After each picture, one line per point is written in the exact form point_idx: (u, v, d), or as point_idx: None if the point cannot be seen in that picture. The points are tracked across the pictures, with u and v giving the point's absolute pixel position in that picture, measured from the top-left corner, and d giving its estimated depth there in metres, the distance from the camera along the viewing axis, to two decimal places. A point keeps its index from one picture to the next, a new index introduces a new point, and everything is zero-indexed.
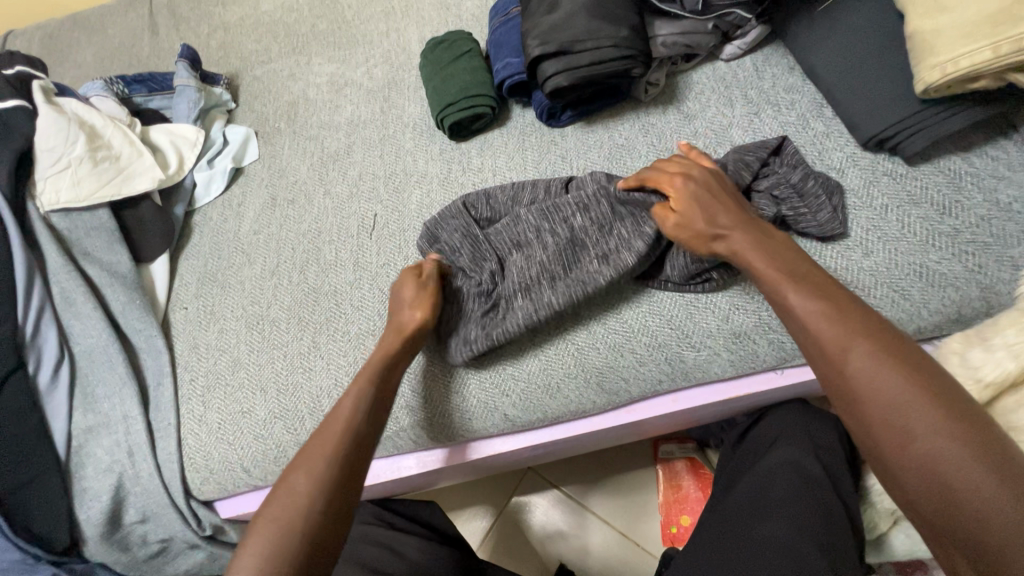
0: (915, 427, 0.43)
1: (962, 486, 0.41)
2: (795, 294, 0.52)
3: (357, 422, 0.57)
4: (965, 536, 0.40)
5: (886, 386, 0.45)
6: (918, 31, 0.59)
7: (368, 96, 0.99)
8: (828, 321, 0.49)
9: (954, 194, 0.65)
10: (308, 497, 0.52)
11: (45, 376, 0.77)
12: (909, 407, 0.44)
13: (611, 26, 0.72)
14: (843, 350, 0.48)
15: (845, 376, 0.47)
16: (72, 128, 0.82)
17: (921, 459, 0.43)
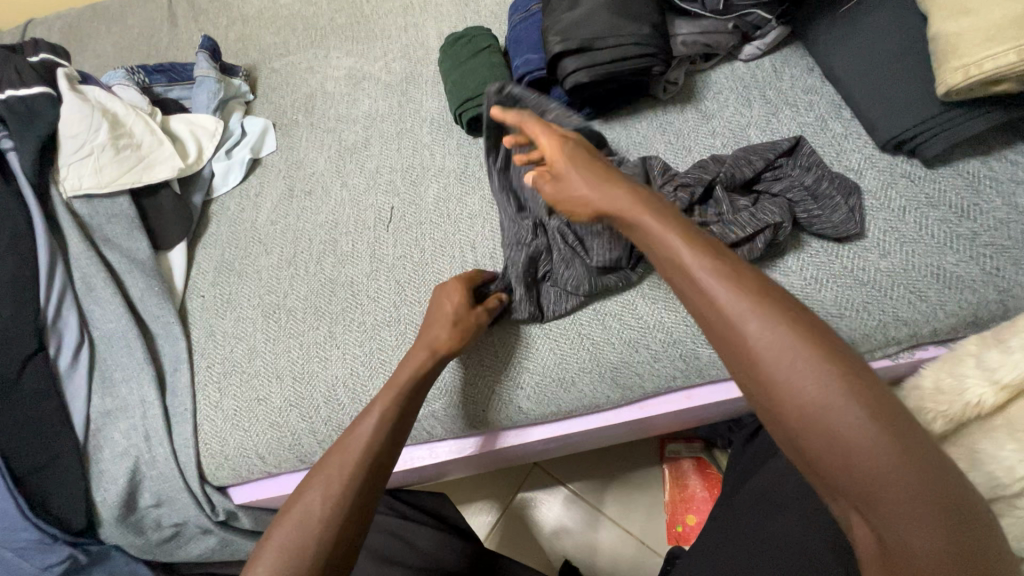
0: (784, 369, 0.41)
1: (837, 429, 0.39)
2: (694, 255, 0.48)
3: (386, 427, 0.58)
4: (840, 477, 0.39)
5: (781, 348, 0.41)
6: (942, 33, 0.59)
7: (386, 90, 0.99)
8: (718, 285, 0.45)
9: (972, 197, 0.65)
10: (319, 521, 0.51)
11: (65, 359, 0.78)
12: (804, 365, 0.41)
13: (633, 23, 0.73)
14: (715, 296, 0.45)
15: (747, 344, 0.43)
16: (95, 116, 0.83)
17: (816, 421, 0.39)
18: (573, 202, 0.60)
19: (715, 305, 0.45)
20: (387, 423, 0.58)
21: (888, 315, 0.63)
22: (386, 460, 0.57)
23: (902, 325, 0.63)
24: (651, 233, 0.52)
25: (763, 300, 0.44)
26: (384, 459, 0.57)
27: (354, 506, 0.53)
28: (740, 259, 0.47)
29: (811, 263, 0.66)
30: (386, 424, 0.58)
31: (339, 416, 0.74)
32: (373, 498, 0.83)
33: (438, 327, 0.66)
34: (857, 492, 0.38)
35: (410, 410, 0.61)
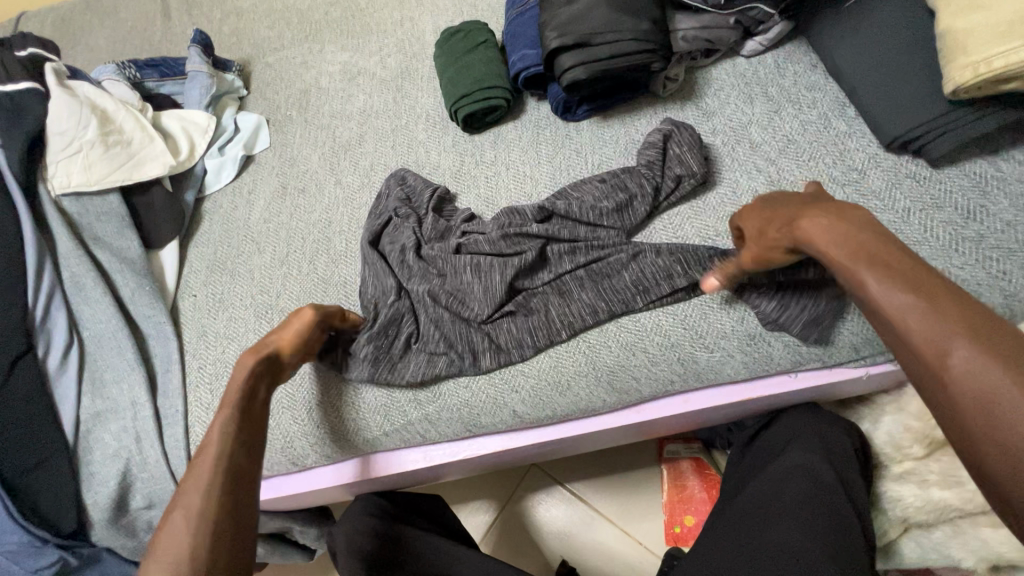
0: (929, 326, 0.41)
1: (978, 379, 0.38)
2: (855, 255, 0.46)
3: (235, 427, 0.57)
4: (987, 423, 0.38)
5: (951, 350, 0.40)
6: (950, 29, 0.57)
7: (381, 85, 0.97)
8: (885, 286, 0.44)
9: (979, 199, 0.63)
10: (186, 524, 0.50)
11: (55, 360, 0.77)
12: (979, 365, 0.39)
13: (632, 19, 0.71)
14: (854, 257, 0.46)
15: (915, 341, 0.42)
16: (84, 112, 0.82)
17: (993, 418, 0.37)
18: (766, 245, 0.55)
19: (875, 298, 0.44)
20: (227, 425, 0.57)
21: None
22: (241, 455, 0.56)
23: None
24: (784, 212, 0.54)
25: (906, 267, 0.44)
26: (237, 452, 0.56)
27: (214, 506, 0.51)
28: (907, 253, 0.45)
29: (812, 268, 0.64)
30: (233, 424, 0.57)
31: (330, 418, 0.73)
32: (365, 501, 0.82)
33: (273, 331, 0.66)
34: (987, 424, 0.38)
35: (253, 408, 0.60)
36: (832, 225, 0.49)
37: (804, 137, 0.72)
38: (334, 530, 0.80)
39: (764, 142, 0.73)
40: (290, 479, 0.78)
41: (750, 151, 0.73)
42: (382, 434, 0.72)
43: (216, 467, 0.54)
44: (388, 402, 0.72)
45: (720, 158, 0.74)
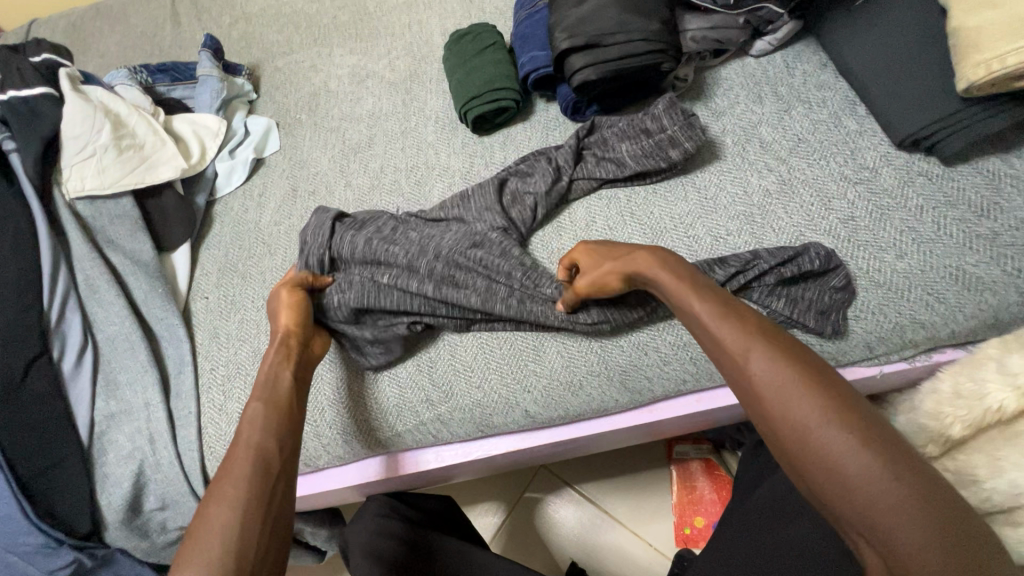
0: (812, 427, 0.42)
1: (855, 478, 0.40)
2: (753, 345, 0.47)
3: (274, 426, 0.58)
4: (862, 524, 0.40)
5: (823, 435, 0.42)
6: (963, 26, 0.57)
7: (390, 88, 0.98)
8: (769, 370, 0.46)
9: (992, 196, 0.63)
10: (231, 523, 0.49)
11: (70, 362, 0.77)
12: (847, 449, 0.41)
13: (642, 19, 0.71)
14: (750, 352, 0.47)
15: (799, 427, 0.43)
16: (98, 116, 0.82)
17: (861, 499, 0.40)
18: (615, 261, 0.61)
19: (761, 382, 0.46)
20: (260, 423, 0.58)
21: (905, 317, 0.61)
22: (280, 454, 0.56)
23: (919, 327, 0.61)
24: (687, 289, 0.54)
25: (792, 356, 0.46)
26: (276, 454, 0.56)
27: (255, 507, 0.51)
28: (783, 335, 0.48)
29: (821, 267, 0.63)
30: (263, 424, 0.58)
31: (344, 419, 0.73)
32: (377, 502, 0.82)
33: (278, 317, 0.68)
34: (865, 526, 0.40)
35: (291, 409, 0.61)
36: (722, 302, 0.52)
37: (814, 136, 0.72)
38: (347, 530, 0.81)
39: (774, 141, 0.73)
40: (302, 480, 0.78)
41: (760, 150, 0.73)
42: (394, 434, 0.72)
43: (258, 474, 0.53)
44: (402, 403, 0.72)
45: (728, 157, 0.74)
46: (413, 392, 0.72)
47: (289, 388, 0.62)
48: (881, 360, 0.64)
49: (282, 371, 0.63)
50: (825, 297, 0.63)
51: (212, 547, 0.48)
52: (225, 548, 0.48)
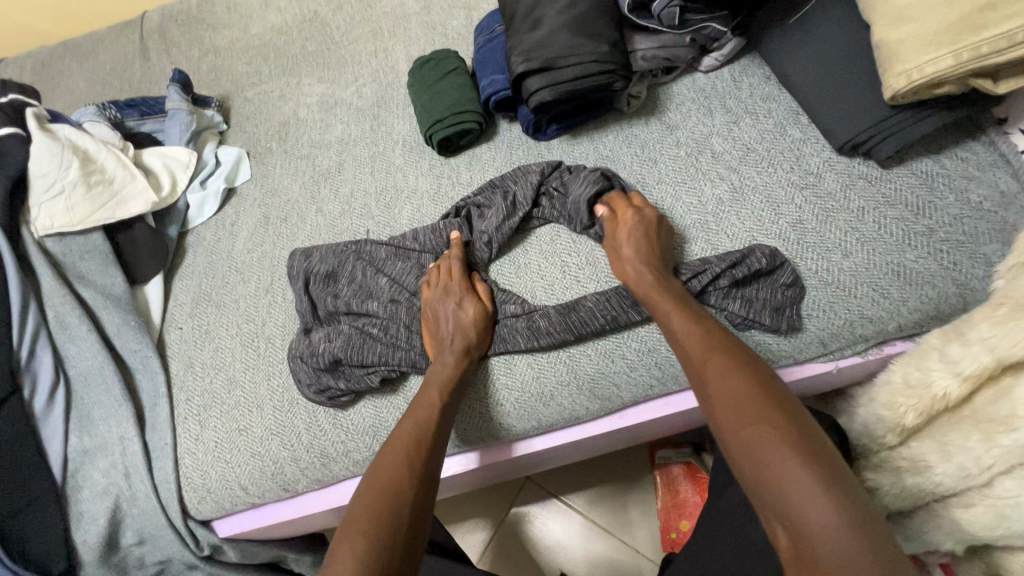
0: (743, 420, 0.48)
1: (769, 462, 0.45)
2: (712, 354, 0.55)
3: (418, 416, 0.64)
4: (779, 507, 0.44)
5: (748, 424, 0.48)
6: (885, 40, 0.61)
7: (358, 114, 1.01)
8: (720, 374, 0.53)
9: (927, 195, 0.67)
10: (377, 483, 0.58)
11: (41, 400, 0.77)
12: (766, 435, 0.46)
13: (592, 42, 0.74)
14: (709, 361, 0.55)
15: (734, 420, 0.49)
16: (66, 154, 0.83)
17: (773, 478, 0.44)
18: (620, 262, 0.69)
19: (710, 383, 0.53)
20: (414, 416, 0.64)
21: (854, 313, 0.64)
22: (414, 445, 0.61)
23: (867, 322, 0.64)
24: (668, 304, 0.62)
25: (739, 364, 0.53)
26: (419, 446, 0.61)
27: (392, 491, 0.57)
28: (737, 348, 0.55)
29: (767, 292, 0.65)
30: (419, 417, 0.63)
31: (321, 441, 0.74)
32: None
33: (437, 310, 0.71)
34: (779, 507, 0.43)
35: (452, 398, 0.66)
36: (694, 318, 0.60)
37: (762, 145, 0.76)
38: None
39: (725, 151, 0.77)
40: (282, 505, 0.78)
41: (712, 161, 0.77)
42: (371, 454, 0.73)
43: (409, 444, 0.61)
44: (378, 423, 0.73)
45: (682, 169, 0.77)
46: (389, 413, 0.73)
47: (447, 375, 0.66)
48: (836, 355, 0.67)
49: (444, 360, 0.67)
50: (779, 296, 0.65)
51: (359, 501, 0.57)
52: (373, 527, 0.53)
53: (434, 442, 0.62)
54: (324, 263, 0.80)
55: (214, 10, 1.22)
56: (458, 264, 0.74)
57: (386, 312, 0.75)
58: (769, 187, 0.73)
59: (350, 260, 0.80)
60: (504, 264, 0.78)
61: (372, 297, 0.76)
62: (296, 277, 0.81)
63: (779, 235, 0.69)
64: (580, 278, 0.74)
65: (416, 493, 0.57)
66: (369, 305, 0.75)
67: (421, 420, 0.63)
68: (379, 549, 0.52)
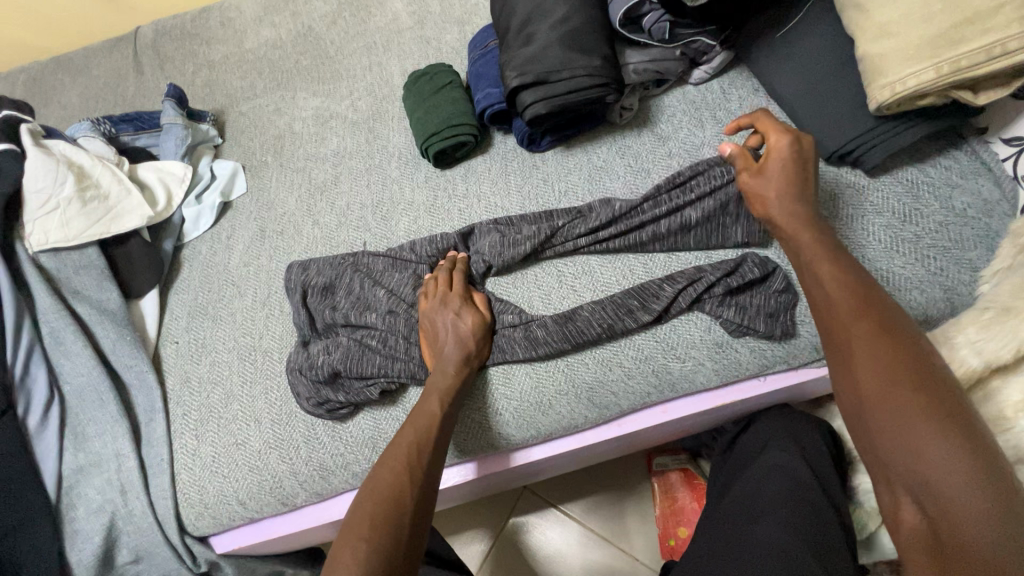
0: (888, 391, 0.45)
1: (916, 438, 0.42)
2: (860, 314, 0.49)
3: (420, 424, 0.64)
4: (915, 485, 0.42)
5: (893, 397, 0.44)
6: (869, 53, 0.63)
7: (353, 127, 1.02)
8: (862, 337, 0.48)
9: (913, 203, 0.69)
10: (378, 489, 0.58)
11: (35, 417, 0.76)
12: (914, 410, 0.43)
13: (585, 56, 0.76)
14: (857, 315, 0.50)
15: (874, 390, 0.46)
16: (61, 170, 0.83)
17: (914, 457, 0.42)
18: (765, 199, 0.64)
19: (850, 344, 0.49)
20: (416, 423, 0.64)
21: None
22: (416, 452, 0.61)
23: None
24: (815, 248, 0.57)
25: (891, 330, 0.48)
26: (420, 453, 0.61)
27: (389, 500, 0.57)
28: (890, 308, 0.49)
29: (758, 301, 0.67)
30: (418, 425, 0.64)
31: (319, 454, 0.74)
32: None
33: (433, 319, 0.71)
34: (913, 480, 0.42)
35: (452, 408, 0.66)
36: (837, 272, 0.54)
37: None
38: None
39: None
40: (279, 520, 0.78)
41: None
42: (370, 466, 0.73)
43: (410, 452, 0.61)
44: (377, 434, 0.73)
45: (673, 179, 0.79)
46: (387, 424, 0.73)
47: (446, 386, 0.66)
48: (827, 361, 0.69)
49: (445, 370, 0.67)
50: (770, 301, 0.67)
51: (359, 509, 0.57)
52: (368, 536, 0.53)
53: (434, 448, 0.62)
54: (321, 276, 0.81)
55: (208, 25, 1.22)
56: (456, 273, 0.75)
57: (383, 323, 0.75)
58: None
59: (347, 272, 0.80)
60: (504, 280, 0.78)
61: (370, 309, 0.77)
62: (293, 289, 0.82)
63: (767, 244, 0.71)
64: (575, 286, 0.75)
65: (416, 499, 0.58)
66: (368, 317, 0.75)
67: (420, 427, 0.63)
68: (378, 557, 0.51)
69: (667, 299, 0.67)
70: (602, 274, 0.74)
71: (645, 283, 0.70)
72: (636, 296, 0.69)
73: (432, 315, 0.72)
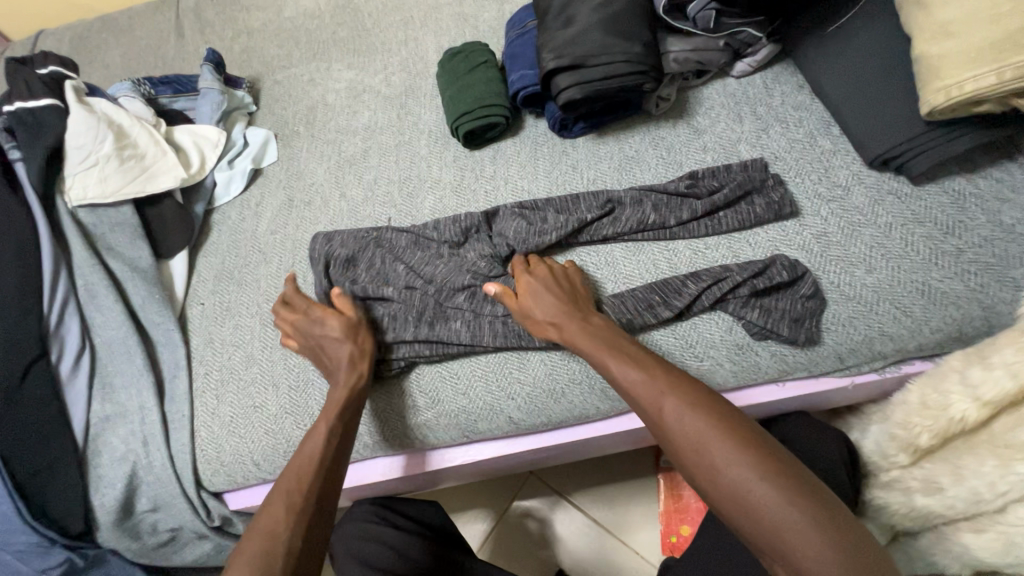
0: (720, 467, 0.49)
1: (761, 507, 0.46)
2: (672, 404, 0.54)
3: (331, 441, 0.64)
4: (776, 548, 0.46)
5: (726, 477, 0.48)
6: (925, 54, 0.60)
7: (386, 102, 1.01)
8: (682, 421, 0.53)
9: (958, 214, 0.66)
10: (272, 510, 0.57)
11: (67, 365, 0.79)
12: (746, 482, 0.47)
13: (625, 41, 0.74)
14: (665, 402, 0.54)
15: (715, 473, 0.49)
16: (101, 127, 0.85)
17: (765, 528, 0.46)
18: (534, 315, 0.67)
19: (675, 437, 0.53)
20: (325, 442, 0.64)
21: (874, 330, 0.64)
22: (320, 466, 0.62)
23: (887, 340, 0.64)
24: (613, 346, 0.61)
25: (697, 404, 0.53)
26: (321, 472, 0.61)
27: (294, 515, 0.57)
28: (694, 387, 0.55)
29: (783, 306, 0.65)
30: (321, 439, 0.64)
31: None
32: (365, 506, 0.84)
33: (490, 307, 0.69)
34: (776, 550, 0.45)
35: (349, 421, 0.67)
36: (643, 364, 0.58)
37: (790, 154, 0.75)
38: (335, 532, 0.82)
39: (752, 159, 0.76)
40: None
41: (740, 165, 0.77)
42: (382, 439, 0.74)
43: (301, 471, 0.61)
44: (389, 408, 0.74)
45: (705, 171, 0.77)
46: (401, 398, 0.74)
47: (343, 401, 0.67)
48: (852, 371, 0.67)
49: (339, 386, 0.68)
50: (797, 305, 0.65)
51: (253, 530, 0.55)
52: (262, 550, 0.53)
53: (323, 481, 0.61)
54: (344, 248, 0.81)
55: None
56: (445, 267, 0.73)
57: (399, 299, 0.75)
58: (787, 195, 0.71)
59: (369, 247, 0.81)
60: None
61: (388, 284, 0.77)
62: (316, 259, 0.82)
63: (798, 247, 0.69)
64: (597, 276, 0.74)
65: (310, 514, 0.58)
66: (384, 290, 0.76)
67: (314, 444, 0.63)
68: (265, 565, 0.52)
69: (690, 296, 0.66)
70: (625, 267, 0.73)
71: (669, 279, 0.69)
72: (657, 293, 0.68)
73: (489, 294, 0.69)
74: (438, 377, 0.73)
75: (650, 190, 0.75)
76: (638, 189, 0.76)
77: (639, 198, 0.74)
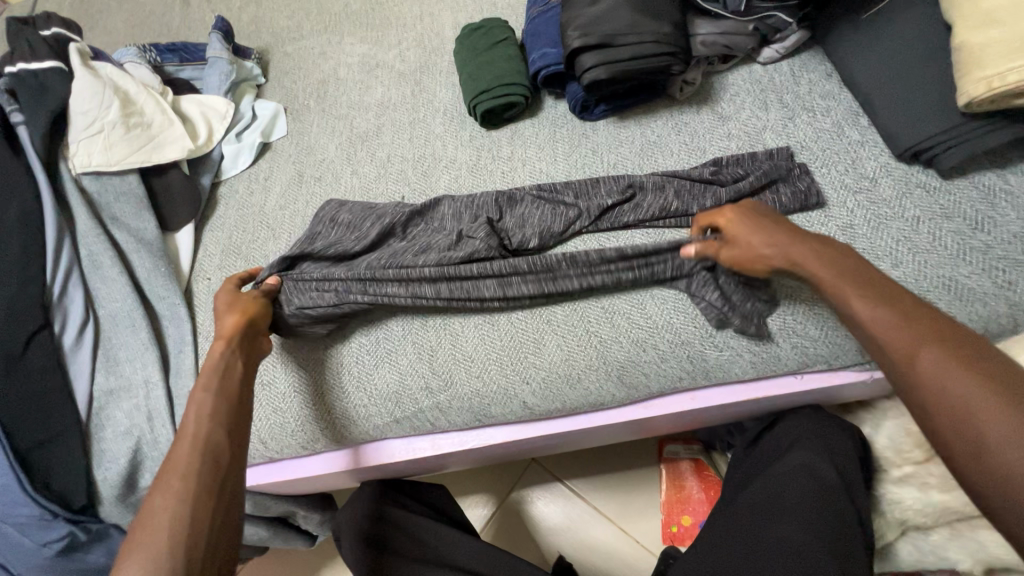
0: (969, 403, 0.39)
1: (1018, 453, 0.36)
2: (922, 341, 0.44)
3: (223, 415, 0.55)
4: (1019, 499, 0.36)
5: (974, 411, 0.39)
6: (966, 42, 0.59)
7: (400, 79, 0.99)
8: (929, 354, 0.43)
9: (988, 210, 0.65)
10: (175, 489, 0.48)
11: (70, 336, 0.77)
12: (1001, 423, 0.38)
13: (653, 21, 0.72)
14: (912, 338, 0.45)
15: (960, 408, 0.40)
16: (107, 93, 0.83)
17: (1016, 477, 0.36)
18: (748, 256, 0.60)
19: (916, 370, 0.43)
20: (209, 412, 0.55)
21: None
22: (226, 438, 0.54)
23: None
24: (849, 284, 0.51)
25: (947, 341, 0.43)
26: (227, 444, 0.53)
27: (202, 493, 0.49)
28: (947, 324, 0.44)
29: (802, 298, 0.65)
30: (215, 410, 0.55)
31: (342, 405, 0.73)
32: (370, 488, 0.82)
33: (736, 244, 0.61)
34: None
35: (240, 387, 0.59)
36: (884, 297, 0.49)
37: (816, 144, 0.74)
38: (339, 513, 0.81)
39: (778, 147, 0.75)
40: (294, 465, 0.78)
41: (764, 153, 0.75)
42: (392, 422, 0.73)
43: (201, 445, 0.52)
44: (400, 389, 0.72)
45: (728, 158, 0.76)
46: (412, 378, 0.72)
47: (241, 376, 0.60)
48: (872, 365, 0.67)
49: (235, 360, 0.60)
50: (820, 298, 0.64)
51: (154, 518, 0.46)
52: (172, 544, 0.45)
53: (229, 454, 0.53)
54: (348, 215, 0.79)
55: None
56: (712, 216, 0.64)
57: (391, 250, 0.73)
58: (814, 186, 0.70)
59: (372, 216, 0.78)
60: None
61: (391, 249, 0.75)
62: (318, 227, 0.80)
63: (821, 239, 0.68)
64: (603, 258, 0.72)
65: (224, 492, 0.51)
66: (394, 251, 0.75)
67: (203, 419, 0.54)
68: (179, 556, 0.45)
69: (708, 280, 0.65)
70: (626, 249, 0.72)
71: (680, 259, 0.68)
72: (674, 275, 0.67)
73: (735, 232, 0.61)
74: (451, 360, 0.72)
75: (672, 177, 0.74)
76: (660, 176, 0.75)
77: (660, 186, 0.73)
